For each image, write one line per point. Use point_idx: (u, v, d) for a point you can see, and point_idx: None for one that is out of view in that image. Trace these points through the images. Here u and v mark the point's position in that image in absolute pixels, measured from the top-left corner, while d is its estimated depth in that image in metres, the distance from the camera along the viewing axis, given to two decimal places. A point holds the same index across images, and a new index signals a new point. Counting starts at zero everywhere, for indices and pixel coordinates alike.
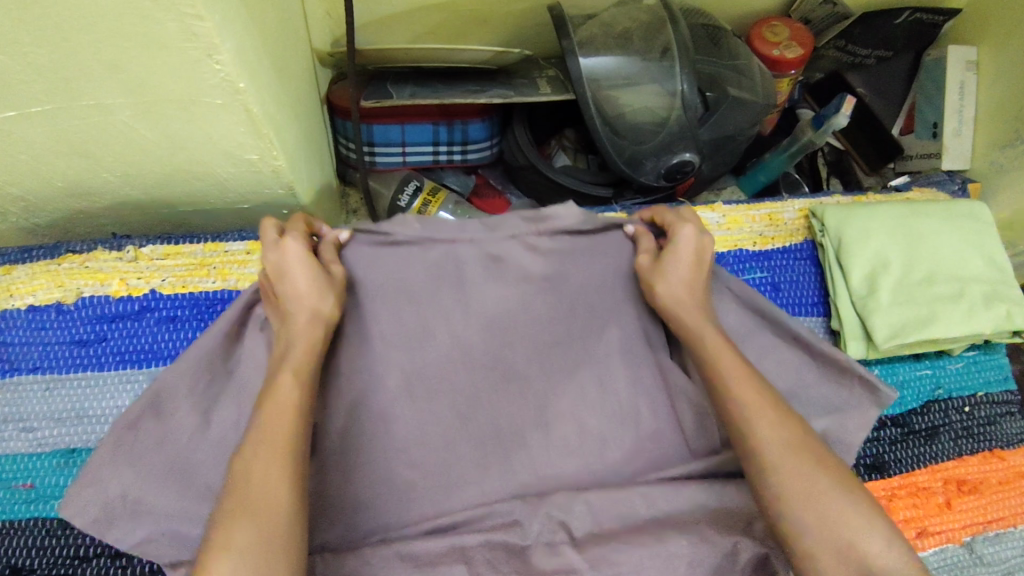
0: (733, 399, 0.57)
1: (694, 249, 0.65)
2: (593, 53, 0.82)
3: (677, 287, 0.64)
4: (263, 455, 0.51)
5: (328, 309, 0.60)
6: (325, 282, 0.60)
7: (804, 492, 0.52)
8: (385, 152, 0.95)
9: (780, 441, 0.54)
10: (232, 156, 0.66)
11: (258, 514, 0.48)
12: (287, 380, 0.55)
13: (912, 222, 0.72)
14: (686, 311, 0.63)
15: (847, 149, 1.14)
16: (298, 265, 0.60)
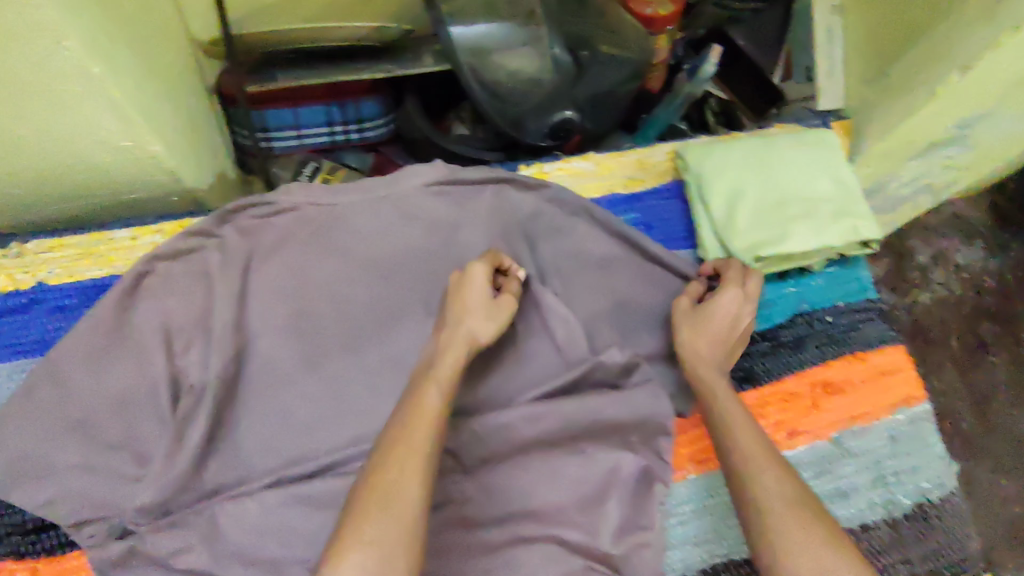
0: (738, 444, 0.58)
1: (731, 316, 0.69)
2: (462, 21, 0.84)
3: (706, 339, 0.68)
4: (398, 454, 0.54)
5: (480, 335, 0.66)
6: (488, 309, 0.67)
7: (796, 533, 0.51)
8: (281, 136, 0.98)
9: (780, 489, 0.54)
10: (105, 145, 0.68)
11: (391, 509, 0.50)
12: (431, 395, 0.60)
13: (768, 155, 0.78)
14: (705, 365, 0.67)
15: (731, 98, 1.21)
16: (480, 292, 0.67)
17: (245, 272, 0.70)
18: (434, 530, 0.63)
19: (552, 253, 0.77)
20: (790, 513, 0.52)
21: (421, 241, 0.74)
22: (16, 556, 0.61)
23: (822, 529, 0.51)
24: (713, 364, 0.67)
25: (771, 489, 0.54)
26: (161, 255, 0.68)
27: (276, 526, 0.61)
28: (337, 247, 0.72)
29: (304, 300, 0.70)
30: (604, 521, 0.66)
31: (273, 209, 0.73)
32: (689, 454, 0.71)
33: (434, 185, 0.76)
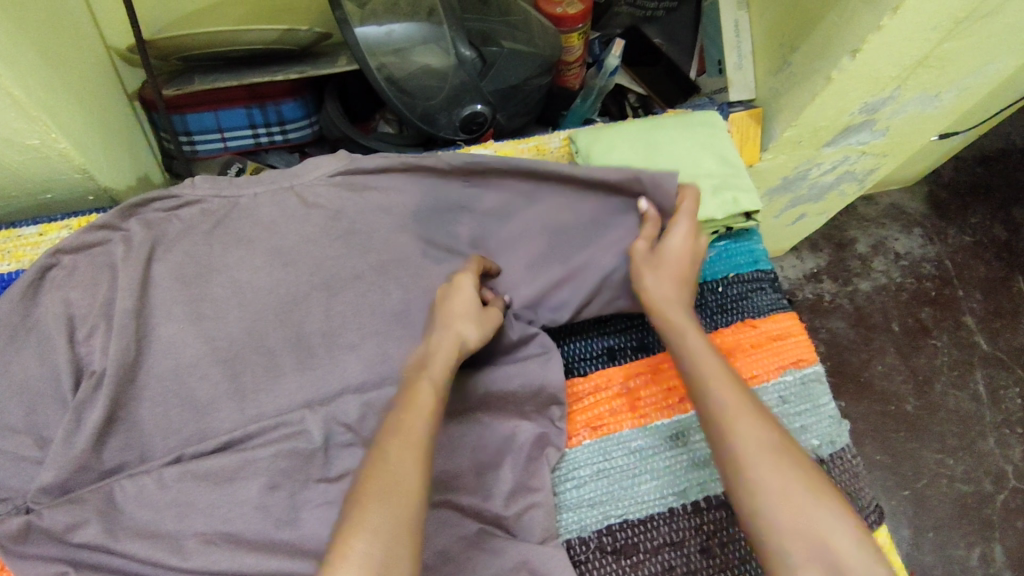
0: (713, 395, 0.60)
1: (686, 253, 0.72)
2: (365, 21, 0.88)
3: (666, 282, 0.70)
4: (398, 447, 0.57)
5: (470, 337, 0.68)
6: (479, 316, 0.69)
7: (777, 484, 0.54)
8: (205, 140, 1.01)
9: (758, 439, 0.57)
10: (11, 142, 0.71)
11: (392, 497, 0.53)
12: (426, 387, 0.62)
13: (650, 134, 0.84)
14: (673, 308, 0.68)
15: (649, 93, 1.25)
16: (466, 295, 0.70)
17: (148, 263, 0.72)
18: (331, 501, 0.65)
19: (453, 234, 0.80)
20: (769, 461, 0.55)
21: (323, 225, 0.76)
22: None
23: (800, 477, 0.55)
24: (681, 306, 0.69)
25: (752, 438, 0.57)
26: (67, 248, 0.71)
27: (174, 501, 0.63)
28: (241, 235, 0.75)
29: (207, 285, 0.72)
30: (497, 486, 0.68)
31: (177, 201, 0.76)
32: (583, 420, 0.74)
33: (337, 175, 0.79)
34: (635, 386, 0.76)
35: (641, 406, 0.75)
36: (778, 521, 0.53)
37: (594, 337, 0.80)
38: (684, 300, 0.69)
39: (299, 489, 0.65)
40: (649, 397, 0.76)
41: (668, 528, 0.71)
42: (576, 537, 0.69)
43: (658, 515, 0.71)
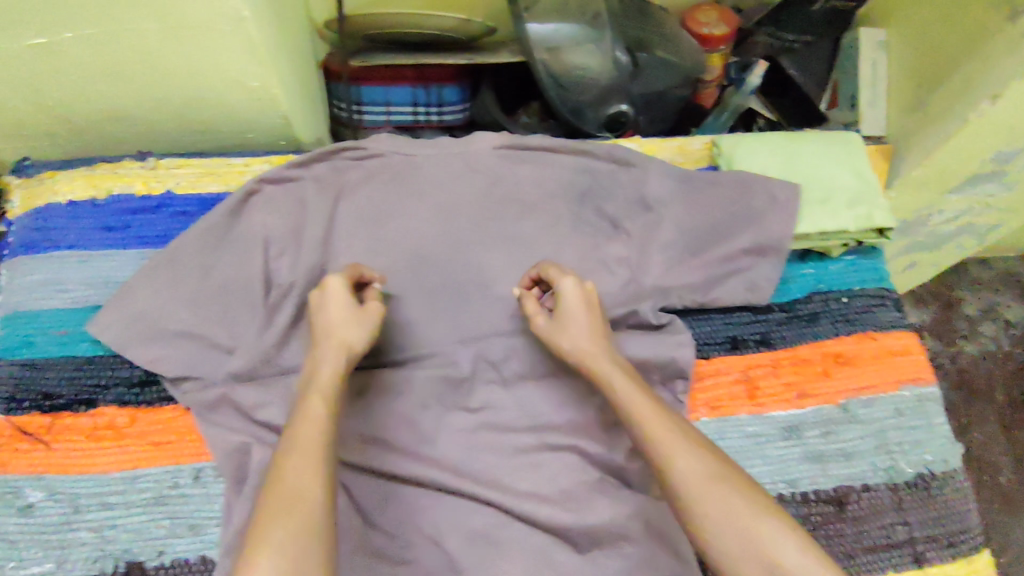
0: (648, 437, 0.59)
1: (581, 300, 0.71)
2: (538, 19, 0.97)
3: (580, 336, 0.69)
4: (294, 460, 0.55)
5: (355, 339, 0.66)
6: (358, 317, 0.68)
7: (722, 514, 0.53)
8: (372, 111, 1.13)
9: (696, 471, 0.55)
10: (237, 82, 0.84)
11: (292, 509, 0.51)
12: (315, 403, 0.59)
13: (791, 146, 0.88)
14: (594, 356, 0.67)
15: (778, 119, 1.28)
16: (341, 301, 0.68)
17: (334, 202, 0.82)
18: (470, 431, 0.74)
19: (598, 212, 0.87)
20: (711, 494, 0.54)
21: (485, 187, 0.86)
22: (120, 404, 0.72)
23: (741, 501, 0.54)
24: (601, 352, 0.68)
25: (691, 471, 0.55)
26: (269, 178, 0.82)
27: (341, 401, 0.74)
28: (417, 186, 0.85)
29: (384, 228, 0.82)
30: (623, 441, 0.74)
31: (362, 152, 0.86)
32: (703, 399, 0.78)
33: (501, 148, 0.88)
34: (757, 375, 0.80)
35: (760, 395, 0.79)
36: (729, 555, 0.53)
37: (719, 324, 0.82)
38: (601, 347, 0.68)
39: (444, 413, 0.74)
40: (770, 388, 0.80)
41: None
42: None
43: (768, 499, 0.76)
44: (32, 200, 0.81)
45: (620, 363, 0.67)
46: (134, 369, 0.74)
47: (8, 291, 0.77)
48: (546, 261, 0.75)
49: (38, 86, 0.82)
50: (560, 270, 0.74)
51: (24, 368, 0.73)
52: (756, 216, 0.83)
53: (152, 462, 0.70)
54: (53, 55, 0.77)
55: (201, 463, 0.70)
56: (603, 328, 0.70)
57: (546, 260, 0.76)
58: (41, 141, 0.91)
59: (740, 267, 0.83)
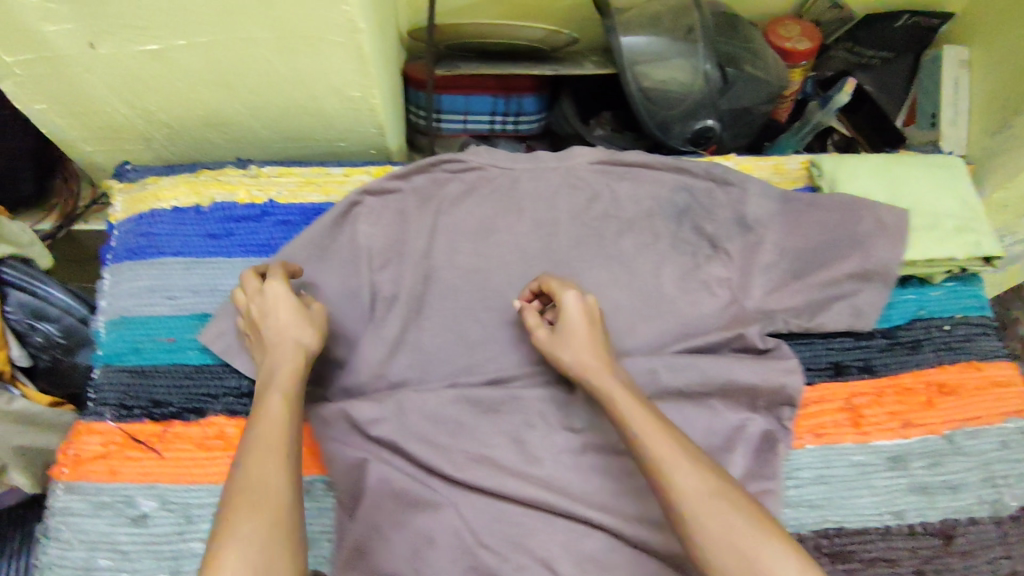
0: (648, 451, 0.60)
1: (583, 312, 0.72)
2: (630, 32, 0.97)
3: (582, 351, 0.70)
4: (261, 458, 0.56)
5: (308, 341, 0.67)
6: (303, 317, 0.68)
7: (720, 529, 0.54)
8: (451, 119, 1.12)
9: (697, 486, 0.56)
10: (338, 92, 0.83)
11: (258, 506, 0.53)
12: (276, 400, 0.61)
13: (893, 168, 0.86)
14: (596, 371, 0.69)
15: (854, 136, 1.24)
16: (282, 303, 0.68)
17: (435, 216, 0.83)
18: (576, 451, 0.73)
19: (697, 231, 0.86)
20: (711, 510, 0.55)
21: (583, 205, 0.86)
22: (230, 414, 0.72)
23: (738, 519, 0.54)
24: (604, 367, 0.69)
25: (691, 489, 0.56)
26: (371, 190, 0.83)
27: (450, 418, 0.73)
28: (517, 202, 0.85)
29: (489, 246, 0.83)
30: (733, 467, 0.74)
31: (462, 165, 0.86)
32: (808, 426, 0.78)
33: (597, 164, 0.88)
34: (860, 404, 0.80)
35: (864, 423, 0.79)
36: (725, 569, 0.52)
37: (822, 349, 0.82)
38: (602, 361, 0.70)
39: (552, 432, 0.74)
40: (873, 416, 0.80)
41: (883, 544, 0.75)
42: (795, 532, 0.75)
43: (874, 530, 0.76)
44: (137, 205, 0.82)
45: (616, 373, 0.69)
46: (241, 380, 0.73)
47: (113, 297, 0.78)
48: (546, 277, 0.77)
49: (140, 95, 0.82)
50: (561, 285, 0.75)
51: (133, 375, 0.74)
52: (864, 240, 0.81)
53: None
54: (162, 63, 0.77)
55: (310, 476, 0.73)
56: (604, 341, 0.72)
57: (545, 274, 0.77)
58: (136, 145, 0.92)
59: (847, 291, 0.81)
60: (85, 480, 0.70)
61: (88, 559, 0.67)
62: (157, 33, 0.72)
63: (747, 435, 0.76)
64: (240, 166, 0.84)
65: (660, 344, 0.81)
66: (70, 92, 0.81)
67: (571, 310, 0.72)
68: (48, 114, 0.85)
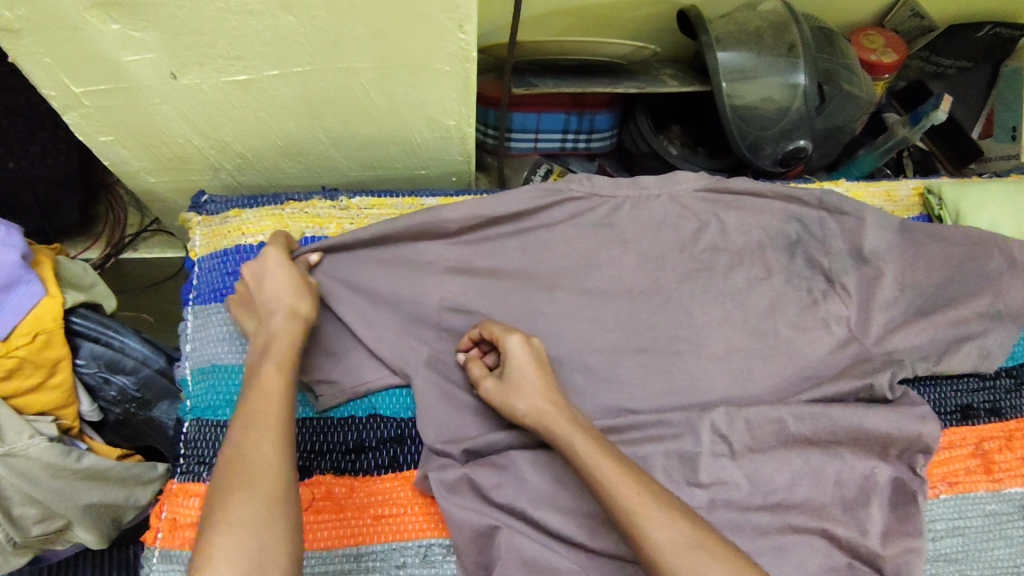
0: (618, 502, 0.56)
1: (530, 356, 0.68)
2: (727, 47, 0.93)
3: (536, 397, 0.65)
4: (253, 433, 0.56)
5: (304, 308, 0.68)
6: (299, 285, 0.69)
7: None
8: (521, 138, 1.06)
9: (676, 542, 0.54)
10: (432, 120, 0.78)
11: (254, 480, 0.53)
12: (270, 373, 0.61)
13: (1020, 197, 0.86)
14: (554, 420, 0.63)
15: (930, 149, 1.19)
16: (278, 271, 0.69)
17: (537, 255, 0.79)
18: (705, 509, 0.69)
19: (810, 264, 0.81)
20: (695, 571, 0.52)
21: (690, 237, 0.81)
22: (338, 472, 0.72)
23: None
24: (564, 415, 0.64)
25: (670, 544, 0.54)
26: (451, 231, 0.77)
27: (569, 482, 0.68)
28: (621, 237, 0.80)
29: (596, 286, 0.78)
30: (871, 523, 0.70)
31: (559, 196, 0.79)
32: (941, 474, 0.75)
33: (701, 191, 0.83)
34: (990, 449, 0.77)
35: (996, 470, 0.76)
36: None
37: (949, 391, 0.79)
38: (559, 406, 0.65)
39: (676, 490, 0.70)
40: (1004, 462, 0.76)
41: None
42: None
43: None
44: (216, 240, 0.80)
45: (575, 416, 0.64)
46: (348, 434, 0.73)
47: (200, 343, 0.75)
48: (487, 322, 0.72)
49: (216, 125, 0.75)
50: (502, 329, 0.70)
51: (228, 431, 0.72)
52: (995, 278, 0.80)
53: (374, 536, 0.69)
54: (246, 92, 0.70)
55: (428, 540, 0.69)
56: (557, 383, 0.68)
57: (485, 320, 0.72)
58: (204, 175, 0.85)
59: (973, 332, 0.79)
60: (184, 548, 0.67)
61: None
62: (249, 63, 0.66)
63: (880, 486, 0.72)
64: (329, 198, 0.83)
65: (780, 391, 0.76)
66: (139, 123, 0.73)
67: (513, 361, 0.67)
68: (114, 145, 0.77)
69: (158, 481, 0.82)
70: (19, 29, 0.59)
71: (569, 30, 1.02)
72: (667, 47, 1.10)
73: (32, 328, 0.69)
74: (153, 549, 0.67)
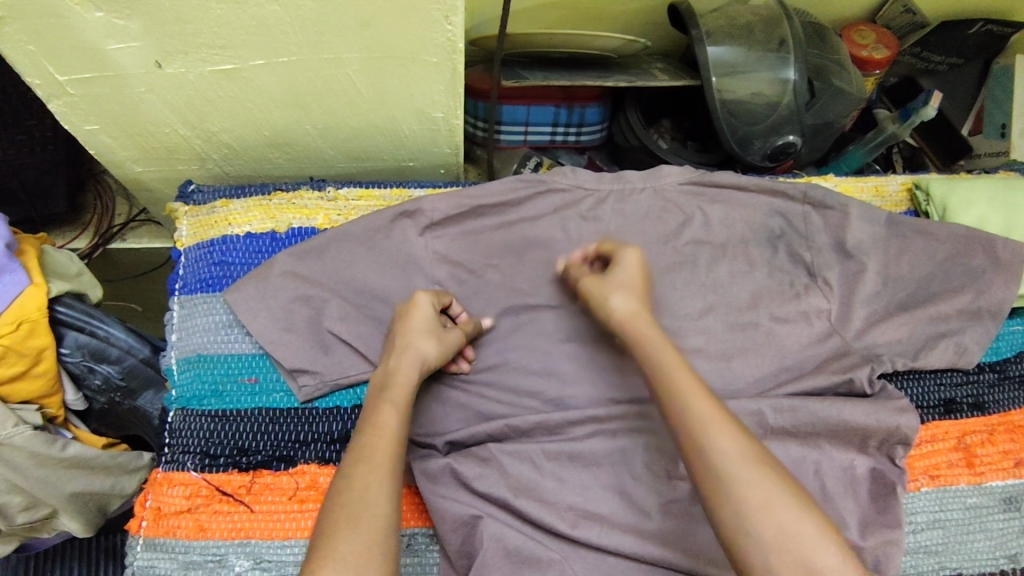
0: (692, 409, 0.56)
1: (639, 268, 0.71)
2: (717, 42, 0.93)
3: (631, 297, 0.68)
4: (363, 469, 0.55)
5: (430, 354, 0.67)
6: (433, 329, 0.68)
7: (762, 498, 0.50)
8: (511, 131, 1.06)
9: (740, 451, 0.53)
10: (420, 113, 0.78)
11: (359, 522, 0.52)
12: (388, 413, 0.61)
13: (1010, 194, 0.86)
14: (640, 326, 0.65)
15: (920, 146, 1.19)
16: (423, 314, 0.68)
17: (524, 248, 0.79)
18: None
19: (793, 258, 0.82)
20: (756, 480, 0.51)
21: (674, 231, 0.82)
22: (322, 462, 0.71)
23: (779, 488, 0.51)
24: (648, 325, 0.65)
25: (733, 453, 0.53)
26: (437, 222, 0.77)
27: (550, 473, 0.69)
28: (606, 230, 0.80)
29: None
30: (849, 515, 0.71)
31: (543, 187, 0.80)
32: (922, 467, 0.76)
33: (686, 184, 0.83)
34: (971, 442, 0.78)
35: (978, 464, 0.77)
36: (775, 539, 0.49)
37: (933, 386, 0.80)
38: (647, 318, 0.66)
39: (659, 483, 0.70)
40: (985, 455, 0.77)
41: None
42: None
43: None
44: (203, 231, 0.80)
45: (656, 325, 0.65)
46: (332, 425, 0.72)
47: (185, 333, 0.75)
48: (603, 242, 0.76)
49: (203, 115, 0.75)
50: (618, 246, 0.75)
51: (213, 420, 0.72)
52: (979, 276, 0.80)
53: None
54: (232, 82, 0.70)
55: (411, 530, 0.69)
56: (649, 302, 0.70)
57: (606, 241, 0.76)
58: (190, 166, 0.85)
59: (954, 329, 0.79)
60: (169, 537, 0.68)
61: None
62: (235, 52, 0.66)
63: (857, 478, 0.72)
64: (317, 188, 0.83)
65: (763, 385, 0.77)
66: (125, 111, 0.73)
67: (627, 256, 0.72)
68: (99, 134, 0.77)
69: (145, 470, 0.83)
70: (2, 17, 0.59)
71: (559, 22, 1.02)
72: (657, 41, 1.10)
73: (16, 316, 0.68)
74: (137, 539, 0.67)
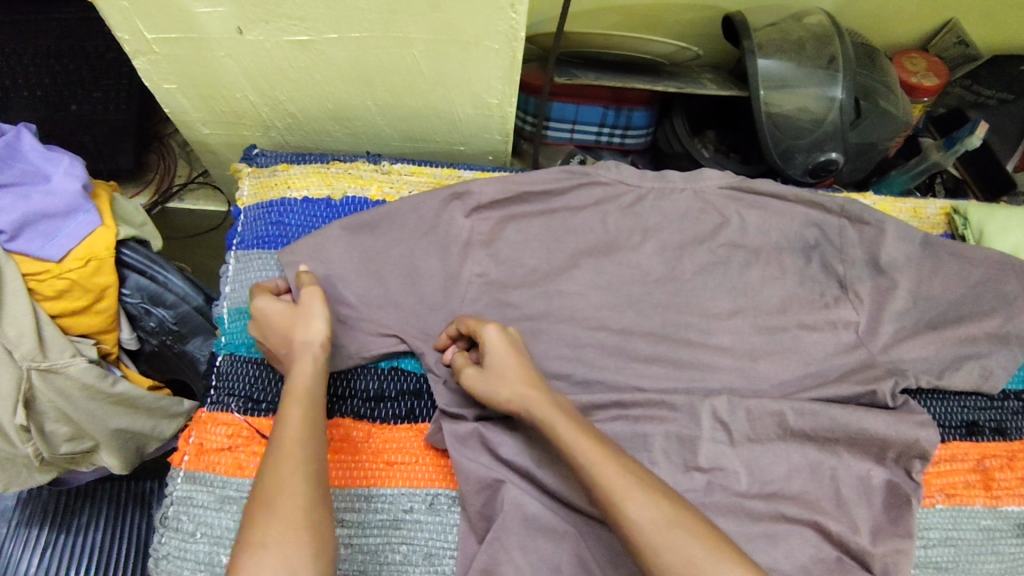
0: (602, 482, 0.57)
1: (507, 342, 0.68)
2: (768, 56, 0.95)
3: (517, 382, 0.66)
4: (278, 466, 0.56)
5: (314, 334, 0.67)
6: (296, 314, 0.68)
7: (685, 563, 0.52)
8: (558, 127, 1.09)
9: (654, 518, 0.54)
10: (476, 98, 0.82)
11: (278, 517, 0.53)
12: (296, 409, 0.61)
13: None
14: (534, 403, 0.64)
15: (964, 176, 1.19)
16: (279, 309, 0.69)
17: (564, 236, 0.82)
18: (702, 490, 0.72)
19: (826, 270, 0.83)
20: (674, 548, 0.53)
21: (710, 232, 0.84)
22: (356, 417, 0.75)
23: (697, 543, 0.53)
24: (541, 397, 0.65)
25: (649, 524, 0.54)
26: (483, 205, 0.81)
27: None
28: (643, 226, 0.83)
29: (617, 269, 0.81)
30: (862, 522, 0.72)
31: (587, 179, 0.83)
32: (939, 485, 0.77)
33: (726, 188, 0.85)
34: (990, 466, 0.78)
35: (995, 487, 0.78)
36: None
37: (956, 407, 0.80)
38: (539, 390, 0.65)
39: (676, 471, 0.72)
40: (1004, 480, 0.78)
41: None
42: None
43: None
44: (263, 192, 0.84)
45: (541, 384, 0.66)
46: (369, 382, 0.76)
47: (238, 286, 0.79)
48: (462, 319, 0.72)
49: (273, 83, 0.80)
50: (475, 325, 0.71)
51: (259, 367, 0.76)
52: (1010, 302, 0.81)
53: (387, 480, 0.72)
54: (305, 53, 0.74)
55: (435, 490, 0.72)
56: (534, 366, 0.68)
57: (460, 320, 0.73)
58: (254, 132, 0.90)
59: (983, 353, 0.80)
60: (209, 472, 0.71)
61: (210, 553, 0.67)
62: (311, 25, 0.70)
63: (872, 486, 0.73)
64: (373, 162, 0.87)
65: (785, 388, 0.78)
66: (202, 74, 0.78)
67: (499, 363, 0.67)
68: (175, 93, 0.82)
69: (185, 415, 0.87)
70: None
71: (614, 27, 1.06)
72: (708, 53, 1.13)
73: (87, 252, 0.73)
74: (178, 471, 0.71)
